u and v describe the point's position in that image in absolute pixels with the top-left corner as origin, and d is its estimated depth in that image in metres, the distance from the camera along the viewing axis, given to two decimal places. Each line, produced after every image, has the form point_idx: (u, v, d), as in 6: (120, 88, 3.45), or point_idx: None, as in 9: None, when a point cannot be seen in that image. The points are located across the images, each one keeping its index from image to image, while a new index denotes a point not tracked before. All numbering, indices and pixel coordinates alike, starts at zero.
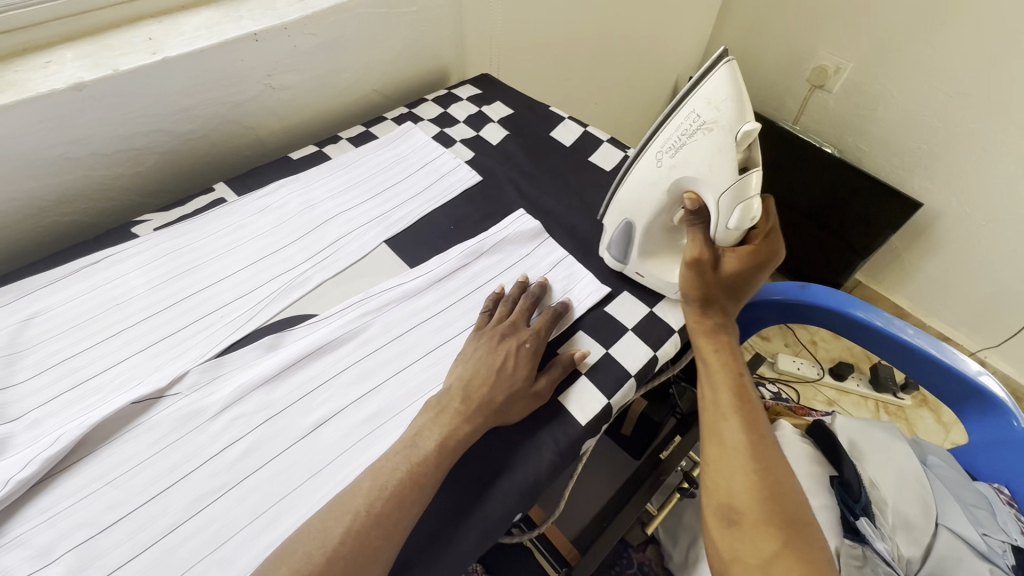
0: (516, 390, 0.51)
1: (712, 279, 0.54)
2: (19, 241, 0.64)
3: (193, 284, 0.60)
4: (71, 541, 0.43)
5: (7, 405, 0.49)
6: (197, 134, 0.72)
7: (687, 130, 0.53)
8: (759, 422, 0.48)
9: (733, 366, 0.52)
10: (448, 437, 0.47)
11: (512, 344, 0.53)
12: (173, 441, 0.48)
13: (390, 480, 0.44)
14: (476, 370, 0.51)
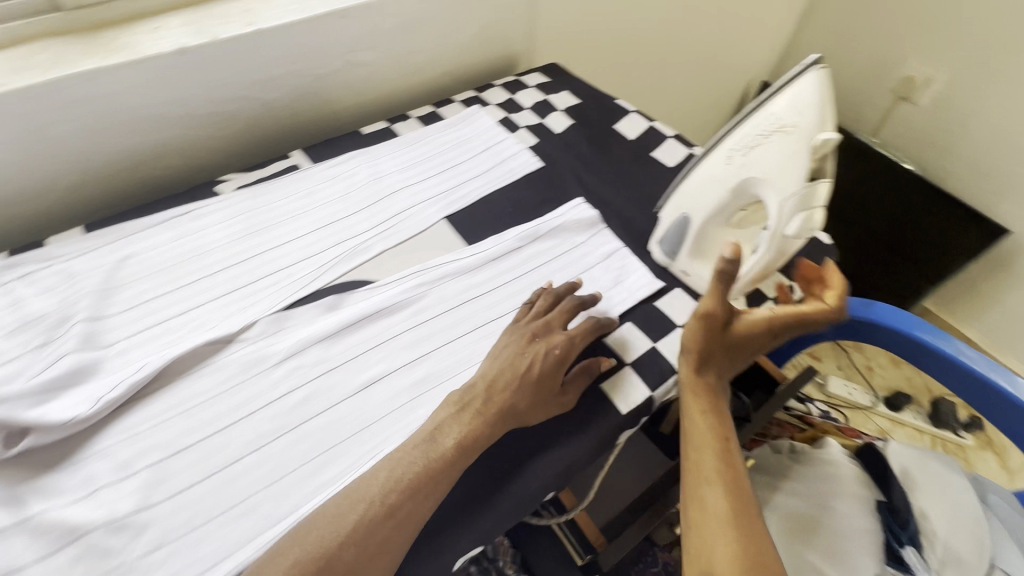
0: (534, 399, 0.51)
1: (718, 337, 0.52)
2: (119, 190, 0.70)
3: (265, 242, 0.64)
4: (148, 460, 0.47)
5: (101, 334, 0.55)
6: (280, 103, 0.77)
7: (763, 131, 0.51)
8: (743, 488, 0.47)
9: (722, 429, 0.50)
10: (467, 436, 0.47)
11: (542, 349, 0.53)
12: (240, 382, 0.52)
13: (406, 474, 0.45)
14: (499, 370, 0.51)
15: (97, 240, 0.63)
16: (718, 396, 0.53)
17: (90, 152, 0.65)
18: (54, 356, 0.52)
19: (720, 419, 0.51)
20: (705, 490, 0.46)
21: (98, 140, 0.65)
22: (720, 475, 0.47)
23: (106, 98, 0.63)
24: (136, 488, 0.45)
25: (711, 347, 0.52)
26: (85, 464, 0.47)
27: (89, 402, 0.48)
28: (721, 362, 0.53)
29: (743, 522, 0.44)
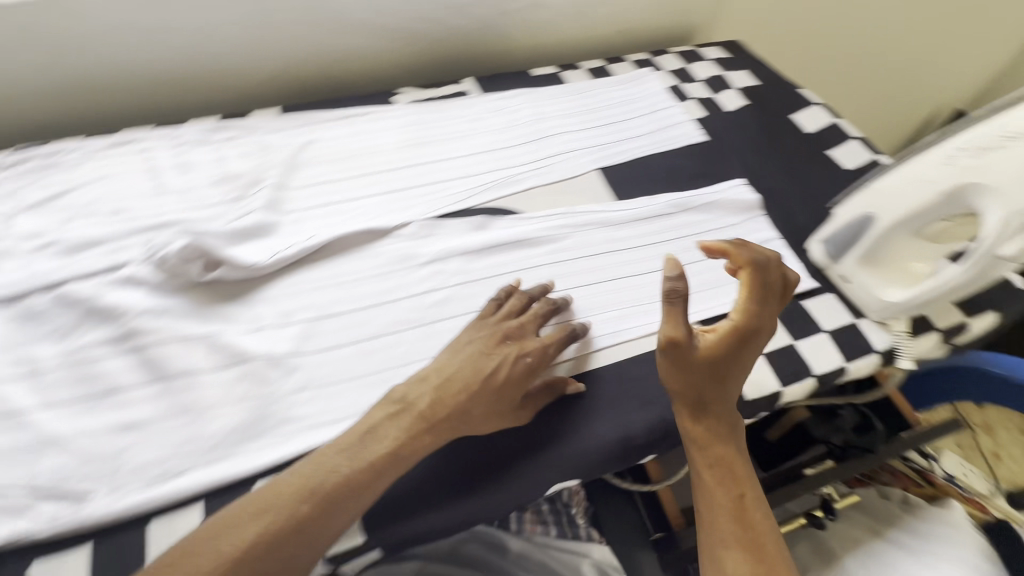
0: (486, 411, 0.45)
1: (691, 370, 0.43)
2: (310, 83, 0.77)
3: (428, 155, 0.68)
4: (304, 316, 0.53)
5: (282, 201, 0.61)
6: (463, 30, 0.79)
7: (1010, 133, 0.46)
8: (767, 554, 0.39)
9: (731, 485, 0.42)
10: (401, 445, 0.42)
11: (507, 356, 0.46)
12: (388, 272, 0.57)
13: (327, 482, 0.39)
14: (455, 368, 0.45)
15: (290, 123, 0.70)
16: (722, 439, 0.44)
17: (296, 43, 0.72)
18: (244, 210, 0.59)
19: (726, 470, 0.43)
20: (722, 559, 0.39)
21: (305, 34, 0.72)
22: (737, 541, 0.40)
23: None
24: (293, 335, 0.51)
25: (705, 390, 0.44)
26: (255, 305, 0.53)
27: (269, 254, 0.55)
28: (722, 400, 0.44)
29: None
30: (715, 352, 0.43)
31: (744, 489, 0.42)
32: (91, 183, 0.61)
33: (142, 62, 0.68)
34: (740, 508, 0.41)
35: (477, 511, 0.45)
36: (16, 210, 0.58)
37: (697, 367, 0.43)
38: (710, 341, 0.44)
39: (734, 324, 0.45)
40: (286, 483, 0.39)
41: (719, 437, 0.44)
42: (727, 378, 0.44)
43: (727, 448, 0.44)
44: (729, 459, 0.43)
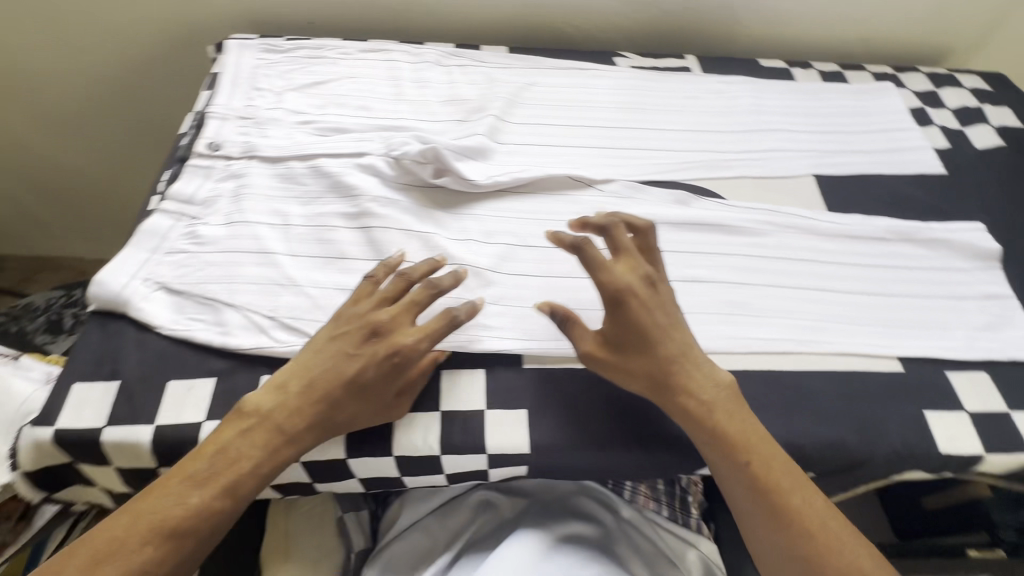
0: (352, 403, 0.44)
1: (628, 363, 0.46)
2: (537, 30, 0.80)
3: (640, 121, 0.68)
4: (505, 240, 0.57)
5: (500, 132, 0.65)
6: (699, 6, 0.78)
7: None
8: (798, 512, 0.43)
9: (734, 457, 0.44)
10: (264, 454, 0.42)
11: (367, 352, 0.45)
12: (587, 221, 0.59)
13: (199, 487, 0.40)
14: (321, 369, 0.44)
15: (516, 63, 0.73)
16: (708, 419, 0.45)
17: None
18: (469, 132, 0.63)
19: (731, 446, 0.44)
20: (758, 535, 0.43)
21: None
22: (767, 513, 0.43)
23: None
24: (493, 254, 0.55)
25: (640, 375, 0.46)
26: (464, 218, 0.58)
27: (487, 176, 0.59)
28: (682, 377, 0.46)
29: (796, 538, 0.42)
30: (627, 323, 0.46)
31: (744, 456, 0.44)
32: (346, 78, 0.69)
33: None
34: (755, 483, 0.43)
35: (633, 467, 0.49)
36: (287, 87, 0.67)
37: (615, 368, 0.47)
38: (612, 327, 0.46)
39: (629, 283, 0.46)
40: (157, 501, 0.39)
41: (708, 420, 0.45)
42: (665, 358, 0.46)
43: (721, 421, 0.44)
44: (727, 428, 0.44)
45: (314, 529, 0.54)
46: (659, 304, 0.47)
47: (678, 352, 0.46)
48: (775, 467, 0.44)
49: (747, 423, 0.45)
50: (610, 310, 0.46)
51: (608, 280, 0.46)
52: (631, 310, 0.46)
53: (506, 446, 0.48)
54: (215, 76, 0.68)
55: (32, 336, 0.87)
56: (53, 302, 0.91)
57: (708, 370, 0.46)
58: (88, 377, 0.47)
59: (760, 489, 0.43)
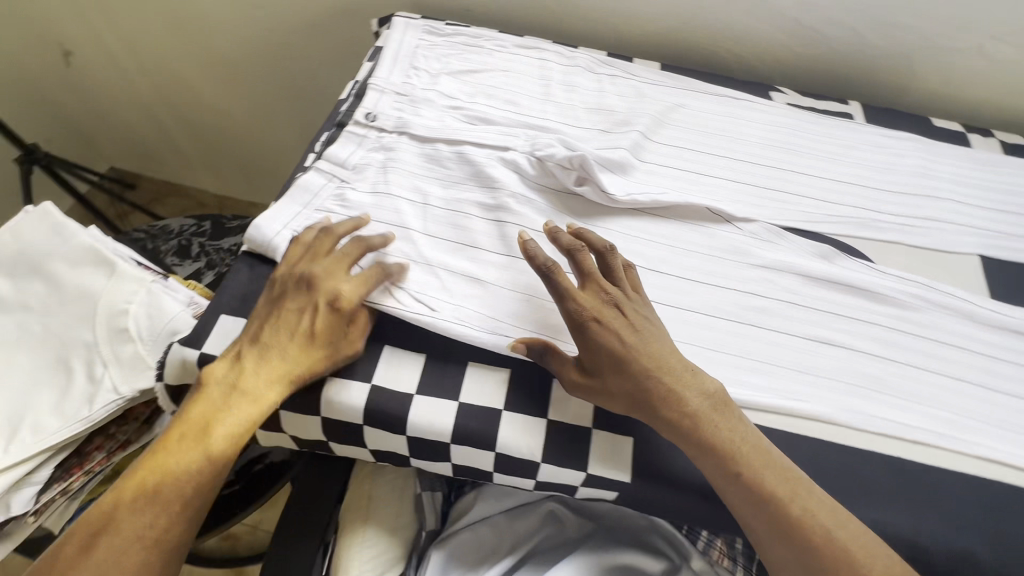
0: (305, 356, 0.46)
1: (602, 387, 0.46)
2: (690, 49, 0.79)
3: (790, 163, 0.65)
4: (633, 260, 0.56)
5: (643, 149, 0.64)
6: (872, 51, 0.73)
7: None
8: (800, 526, 0.42)
9: (729, 472, 0.43)
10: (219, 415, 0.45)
11: (315, 307, 0.47)
12: (721, 257, 0.56)
13: (167, 456, 0.44)
14: (268, 326, 0.47)
15: (667, 80, 0.71)
16: (690, 431, 0.44)
17: (704, 8, 0.74)
18: (613, 143, 0.63)
19: (718, 457, 0.44)
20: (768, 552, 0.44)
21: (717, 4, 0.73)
22: (773, 527, 0.43)
23: None
24: None
25: (620, 397, 0.46)
26: (596, 230, 0.57)
27: (626, 192, 0.58)
28: (642, 392, 0.45)
29: (799, 546, 0.42)
30: (598, 343, 0.46)
31: (734, 468, 0.43)
32: (499, 70, 0.70)
33: None
34: (752, 498, 0.43)
35: (726, 517, 0.48)
36: (442, 71, 0.69)
37: (597, 394, 0.46)
38: (587, 354, 0.46)
39: (588, 303, 0.47)
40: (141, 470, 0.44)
41: (689, 433, 0.44)
42: (627, 372, 0.45)
43: (709, 427, 0.44)
44: (714, 439, 0.44)
45: (394, 496, 0.58)
46: (625, 322, 0.47)
47: (652, 370, 0.45)
48: (765, 472, 0.43)
49: (733, 431, 0.44)
50: (579, 335, 0.47)
51: (573, 305, 0.47)
52: (596, 331, 0.46)
53: (607, 469, 0.47)
54: (378, 49, 0.71)
55: (164, 256, 0.96)
56: (185, 228, 1.00)
57: (693, 392, 0.45)
58: (235, 313, 0.51)
59: (752, 498, 0.43)
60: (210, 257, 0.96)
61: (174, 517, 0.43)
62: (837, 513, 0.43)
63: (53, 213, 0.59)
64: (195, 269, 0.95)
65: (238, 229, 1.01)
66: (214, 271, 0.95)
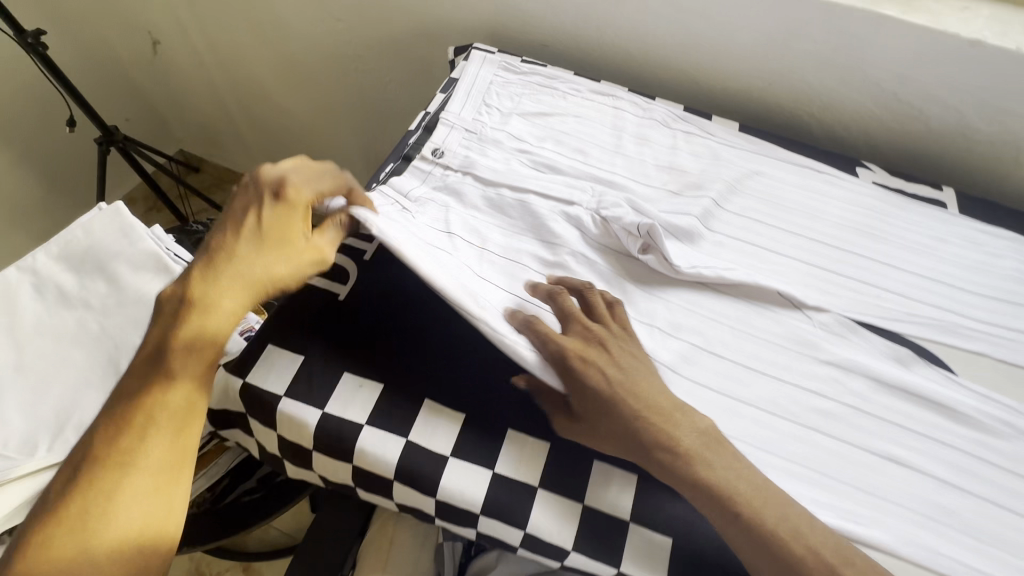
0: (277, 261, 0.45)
1: (584, 429, 0.45)
2: (771, 110, 0.76)
3: (871, 250, 0.60)
4: (690, 338, 0.53)
5: (713, 218, 0.61)
6: (975, 136, 0.68)
7: None
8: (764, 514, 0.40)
9: (688, 479, 0.41)
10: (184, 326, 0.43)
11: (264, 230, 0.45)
12: (785, 347, 0.53)
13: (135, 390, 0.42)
14: (219, 235, 0.45)
15: (745, 145, 0.68)
16: (682, 469, 0.41)
17: (794, 71, 0.70)
18: (682, 208, 0.60)
19: (688, 475, 0.41)
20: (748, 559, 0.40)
21: (809, 69, 0.69)
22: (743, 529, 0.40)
23: (859, 43, 0.65)
24: (676, 350, 0.51)
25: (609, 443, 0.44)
26: (654, 301, 0.54)
27: (691, 264, 0.55)
28: (618, 430, 0.43)
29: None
30: (576, 386, 0.44)
31: (691, 469, 0.41)
32: (571, 115, 0.68)
33: (657, 31, 0.73)
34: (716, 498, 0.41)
35: None
36: (513, 110, 0.68)
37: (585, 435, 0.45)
38: (577, 399, 0.44)
39: (564, 347, 0.45)
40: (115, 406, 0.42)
41: (682, 468, 0.41)
42: (606, 412, 0.43)
43: (704, 468, 0.41)
44: (711, 477, 0.41)
45: (410, 561, 0.56)
46: (612, 358, 0.45)
47: (643, 415, 0.43)
48: (767, 509, 0.40)
49: (736, 467, 0.42)
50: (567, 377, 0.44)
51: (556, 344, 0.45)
52: (583, 372, 0.44)
53: (643, 568, 0.44)
54: (453, 81, 0.71)
55: None
56: None
57: (686, 434, 0.43)
58: (281, 343, 0.50)
59: (748, 536, 0.40)
60: None
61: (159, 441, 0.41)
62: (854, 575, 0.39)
63: (123, 214, 0.61)
64: None
65: None
66: None
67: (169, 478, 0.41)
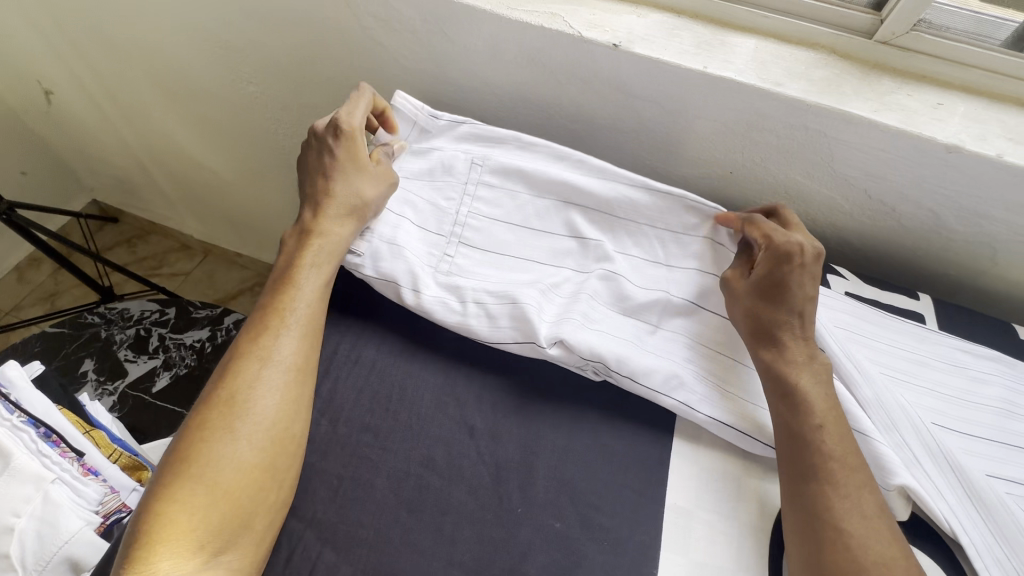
0: (366, 185, 0.53)
1: (746, 299, 0.50)
2: (736, 201, 0.69)
3: (872, 360, 0.54)
4: (646, 520, 0.45)
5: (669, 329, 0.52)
6: (953, 236, 0.62)
7: None
8: (839, 433, 0.43)
9: (789, 377, 0.46)
10: (286, 389, 0.44)
11: (323, 214, 0.51)
12: (755, 527, 0.45)
13: (219, 486, 0.40)
14: (317, 170, 0.53)
15: None
16: (796, 388, 0.45)
17: (759, 162, 0.63)
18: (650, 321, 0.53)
19: (788, 390, 0.45)
20: (809, 471, 0.42)
21: (774, 162, 0.62)
22: (812, 433, 0.43)
23: (828, 140, 0.58)
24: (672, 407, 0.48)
25: (765, 322, 0.48)
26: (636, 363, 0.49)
27: (665, 379, 0.49)
28: (780, 318, 0.48)
29: (849, 509, 0.40)
30: (771, 266, 0.49)
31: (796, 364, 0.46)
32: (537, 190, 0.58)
33: (609, 118, 0.65)
34: (797, 398, 0.45)
35: None
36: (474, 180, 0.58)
37: (755, 300, 0.49)
38: (772, 279, 0.49)
39: (773, 240, 0.50)
40: (183, 425, 0.43)
41: (785, 372, 0.46)
42: (778, 294, 0.48)
43: (801, 379, 0.45)
44: (807, 402, 0.45)
45: None
46: (815, 276, 0.50)
47: (801, 316, 0.48)
48: (841, 436, 0.43)
49: (828, 395, 0.45)
50: (778, 260, 0.49)
51: (800, 248, 0.49)
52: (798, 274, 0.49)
53: None
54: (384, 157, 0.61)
55: (116, 348, 0.86)
56: (146, 314, 0.90)
57: (799, 350, 0.47)
58: None
59: (809, 449, 0.43)
60: (169, 354, 0.86)
61: (237, 554, 0.39)
62: (882, 517, 0.41)
63: None
64: (150, 368, 0.84)
65: (207, 321, 0.90)
66: (171, 372, 0.84)
67: (252, 545, 0.40)
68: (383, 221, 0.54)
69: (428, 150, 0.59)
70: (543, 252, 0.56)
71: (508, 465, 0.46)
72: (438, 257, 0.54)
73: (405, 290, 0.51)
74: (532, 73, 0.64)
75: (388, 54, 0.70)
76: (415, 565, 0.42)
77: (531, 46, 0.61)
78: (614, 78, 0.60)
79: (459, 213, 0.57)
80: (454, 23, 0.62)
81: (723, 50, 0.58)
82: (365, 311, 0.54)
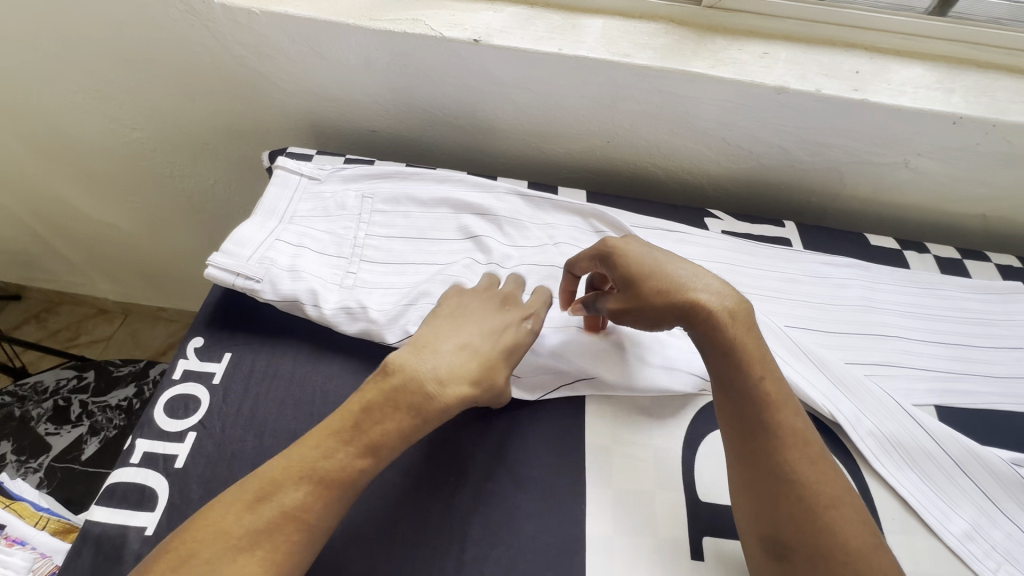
0: (498, 365, 0.46)
1: (645, 304, 0.47)
2: (618, 167, 0.75)
3: (748, 285, 0.62)
4: (569, 462, 0.49)
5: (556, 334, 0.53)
6: (803, 165, 0.70)
7: None
8: (778, 386, 0.45)
9: (719, 329, 0.45)
10: (305, 531, 0.39)
11: (452, 360, 0.44)
12: (667, 448, 0.50)
13: None
14: (476, 333, 0.46)
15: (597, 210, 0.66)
16: (724, 330, 0.45)
17: (628, 128, 0.69)
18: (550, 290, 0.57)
19: (720, 341, 0.45)
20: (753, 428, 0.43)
21: (641, 126, 0.69)
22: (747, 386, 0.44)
23: (680, 99, 0.64)
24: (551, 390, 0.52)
25: (665, 299, 0.46)
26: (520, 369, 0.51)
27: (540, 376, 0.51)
28: (665, 286, 0.46)
29: (800, 458, 0.42)
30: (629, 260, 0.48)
31: (733, 316, 0.45)
32: (430, 201, 0.62)
33: (488, 108, 0.70)
34: (730, 353, 0.45)
35: None
36: (371, 202, 0.62)
37: (638, 295, 0.47)
38: (624, 262, 0.48)
39: (599, 251, 0.50)
40: (188, 535, 0.38)
41: (725, 326, 0.45)
42: (649, 272, 0.47)
43: (738, 331, 0.45)
44: (743, 349, 0.45)
45: None
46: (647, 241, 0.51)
47: (690, 270, 0.47)
48: (777, 381, 0.45)
49: (759, 342, 0.46)
50: (615, 255, 0.49)
51: (609, 238, 0.51)
52: (628, 249, 0.49)
53: None
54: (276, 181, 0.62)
55: (34, 424, 0.81)
56: (62, 382, 0.87)
57: (721, 291, 0.46)
58: None
59: (751, 402, 0.44)
60: (95, 419, 0.82)
61: None
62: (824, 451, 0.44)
63: None
64: (76, 436, 0.81)
65: (131, 377, 0.88)
66: (100, 436, 0.81)
67: None
68: (283, 249, 0.56)
69: (319, 193, 0.62)
70: (442, 254, 0.59)
71: (439, 441, 0.49)
72: (342, 275, 0.56)
73: (310, 307, 0.53)
74: (407, 77, 0.67)
75: (266, 79, 0.71)
76: (358, 550, 0.44)
77: (399, 52, 0.64)
78: (483, 71, 0.64)
79: (356, 236, 0.59)
80: (322, 41, 0.64)
81: (574, 33, 0.64)
82: (279, 328, 0.56)
